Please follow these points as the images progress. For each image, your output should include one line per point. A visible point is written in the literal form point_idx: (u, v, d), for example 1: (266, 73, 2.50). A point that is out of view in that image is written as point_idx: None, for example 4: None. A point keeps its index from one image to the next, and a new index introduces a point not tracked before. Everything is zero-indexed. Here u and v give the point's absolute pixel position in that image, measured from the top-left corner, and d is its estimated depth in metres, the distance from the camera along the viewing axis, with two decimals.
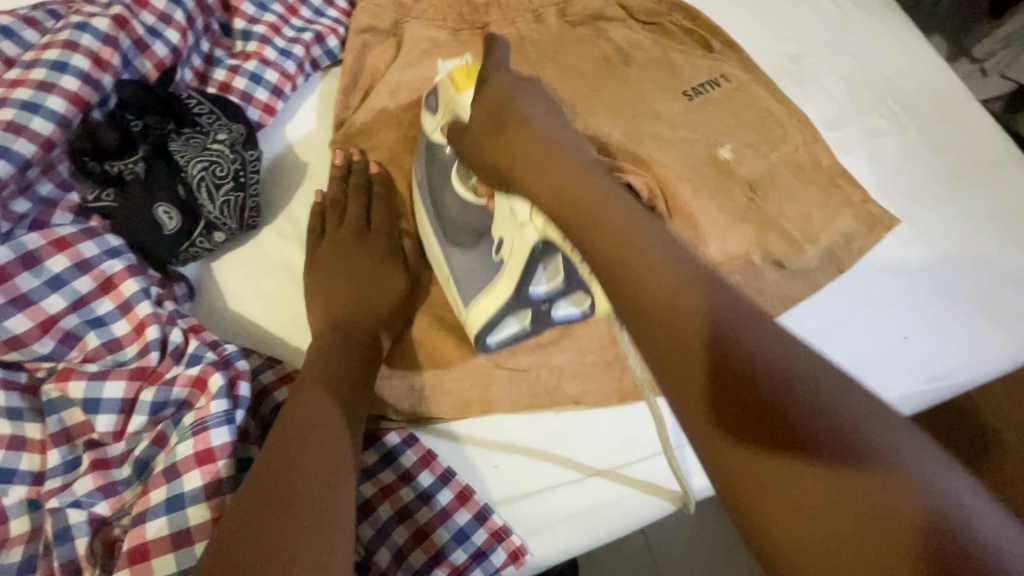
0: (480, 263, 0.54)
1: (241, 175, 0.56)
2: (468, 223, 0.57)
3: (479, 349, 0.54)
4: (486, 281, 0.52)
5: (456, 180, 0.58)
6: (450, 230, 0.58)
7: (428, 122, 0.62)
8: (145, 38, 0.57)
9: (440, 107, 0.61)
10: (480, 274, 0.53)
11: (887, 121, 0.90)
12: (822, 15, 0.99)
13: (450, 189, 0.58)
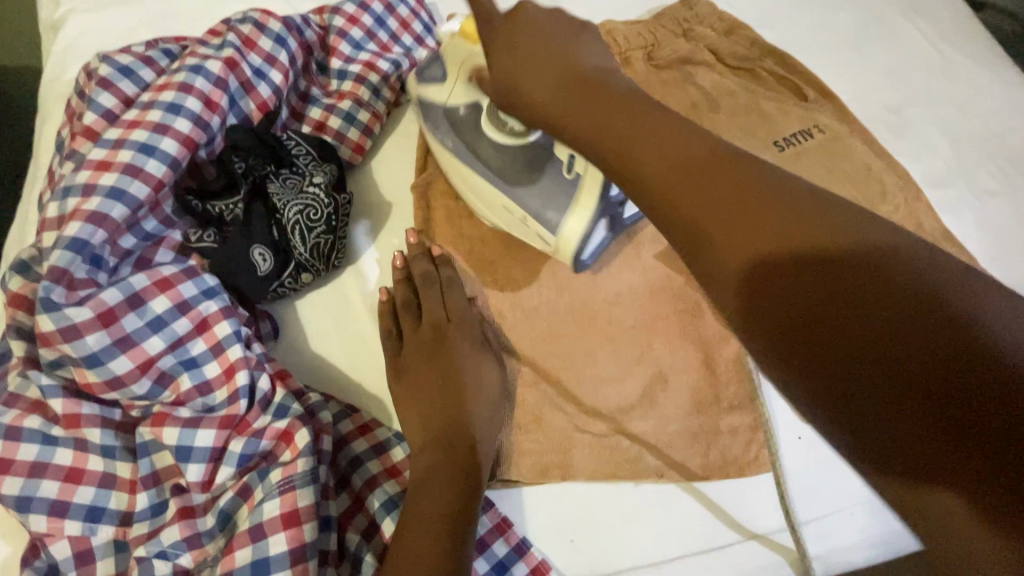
0: (545, 198, 0.53)
1: (333, 220, 0.56)
2: (517, 156, 0.56)
3: (577, 267, 0.56)
4: (567, 195, 0.52)
5: (489, 128, 0.56)
6: (507, 183, 0.56)
7: (440, 93, 0.58)
8: (251, 79, 0.58)
9: (450, 71, 0.58)
10: (555, 203, 0.53)
11: (998, 180, 0.83)
12: (922, 66, 0.93)
13: (485, 141, 0.57)
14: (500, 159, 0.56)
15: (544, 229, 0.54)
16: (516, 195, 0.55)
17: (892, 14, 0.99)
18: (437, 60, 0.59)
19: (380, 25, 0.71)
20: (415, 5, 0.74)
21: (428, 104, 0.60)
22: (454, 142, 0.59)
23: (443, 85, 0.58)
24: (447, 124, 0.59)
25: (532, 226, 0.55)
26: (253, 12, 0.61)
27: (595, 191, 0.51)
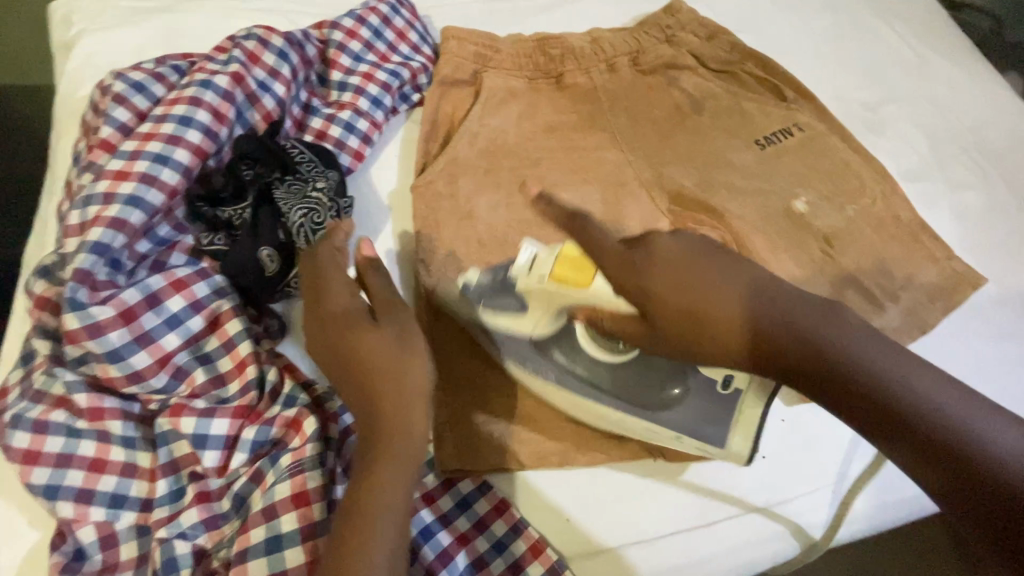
0: (700, 405, 0.55)
1: (337, 223, 0.59)
2: (639, 377, 0.56)
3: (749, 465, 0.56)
4: (724, 414, 0.54)
5: (590, 344, 0.57)
6: (643, 411, 0.56)
7: (520, 325, 0.58)
8: (256, 92, 0.62)
9: (531, 306, 0.57)
10: (708, 419, 0.54)
11: (971, 172, 0.87)
12: (898, 65, 0.97)
13: (583, 356, 0.57)
14: (601, 373, 0.57)
15: (712, 446, 0.54)
16: (664, 420, 0.55)
17: (868, 16, 1.02)
18: (506, 291, 0.58)
19: (378, 37, 0.75)
20: (410, 18, 0.78)
21: (504, 333, 0.59)
22: (558, 372, 0.58)
23: (519, 321, 0.58)
24: (554, 371, 0.58)
25: (687, 441, 0.55)
26: (256, 29, 0.65)
27: (756, 412, 0.54)
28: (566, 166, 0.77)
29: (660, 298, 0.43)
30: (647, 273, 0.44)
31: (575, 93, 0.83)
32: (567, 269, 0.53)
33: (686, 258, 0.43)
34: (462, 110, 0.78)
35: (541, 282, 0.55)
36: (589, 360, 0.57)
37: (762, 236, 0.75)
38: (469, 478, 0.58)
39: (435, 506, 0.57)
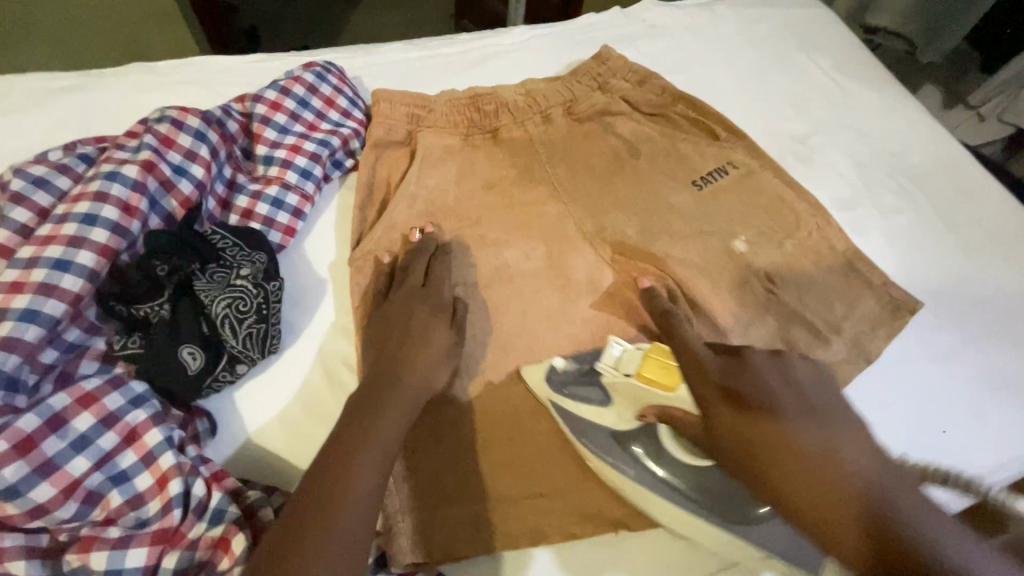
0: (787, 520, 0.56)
1: (265, 310, 0.56)
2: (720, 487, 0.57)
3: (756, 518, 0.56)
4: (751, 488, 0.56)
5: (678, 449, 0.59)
6: (734, 516, 0.56)
7: (598, 415, 0.62)
8: (172, 178, 0.59)
9: (617, 399, 0.62)
10: (779, 545, 0.55)
11: (897, 197, 0.90)
12: (821, 96, 1.02)
13: (670, 463, 0.59)
14: (670, 491, 0.58)
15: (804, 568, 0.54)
16: (753, 536, 0.55)
17: (790, 50, 1.07)
18: (585, 393, 0.63)
19: (304, 106, 0.73)
20: (337, 84, 0.77)
21: (588, 421, 0.62)
22: (638, 469, 0.59)
23: (597, 411, 0.62)
24: (625, 456, 0.60)
25: (775, 559, 0.56)
26: (170, 110, 0.63)
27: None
28: (508, 222, 0.76)
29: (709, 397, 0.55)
30: (711, 372, 0.57)
31: (512, 145, 0.82)
32: (652, 367, 0.60)
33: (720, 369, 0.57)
34: (397, 172, 0.76)
35: (630, 379, 0.61)
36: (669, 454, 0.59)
37: (706, 281, 0.75)
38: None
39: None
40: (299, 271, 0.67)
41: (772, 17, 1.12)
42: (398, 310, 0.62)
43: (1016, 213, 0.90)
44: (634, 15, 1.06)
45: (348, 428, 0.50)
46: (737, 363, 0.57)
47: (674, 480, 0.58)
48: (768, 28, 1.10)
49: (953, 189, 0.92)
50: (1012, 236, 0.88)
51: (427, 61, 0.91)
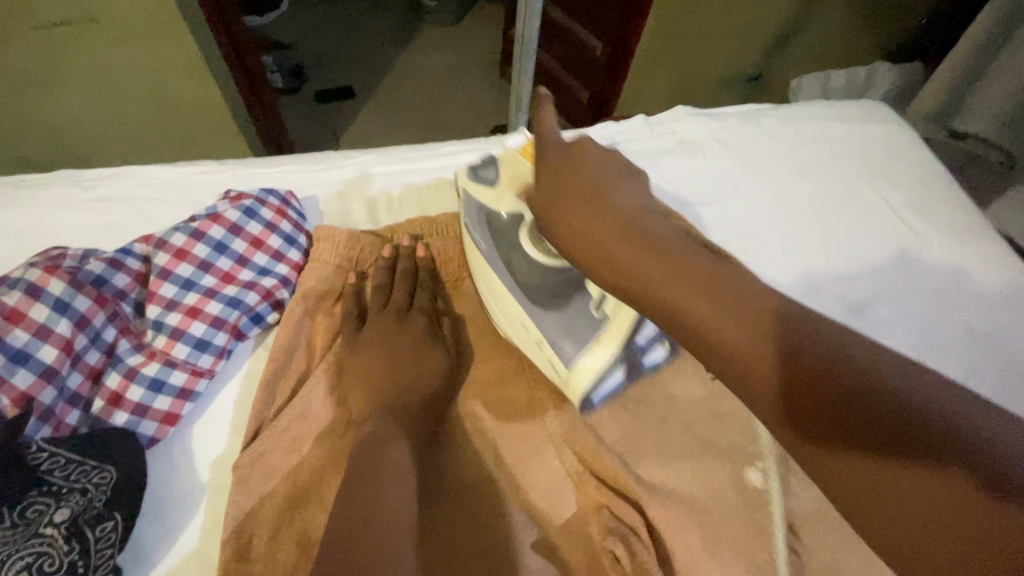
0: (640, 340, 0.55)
1: (80, 570, 0.43)
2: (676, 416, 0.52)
3: (585, 409, 0.56)
4: (589, 338, 0.55)
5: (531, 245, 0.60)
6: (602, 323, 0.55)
7: (490, 194, 0.63)
8: (5, 369, 0.47)
9: (504, 181, 0.63)
10: (573, 335, 0.55)
11: (984, 405, 0.69)
12: (890, 246, 0.81)
13: (521, 256, 0.60)
14: (541, 278, 0.59)
15: (558, 358, 0.55)
16: (571, 324, 0.56)
17: (851, 180, 0.87)
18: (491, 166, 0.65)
19: (219, 250, 0.60)
20: (272, 218, 0.63)
21: (474, 198, 0.64)
22: (491, 245, 0.61)
23: (489, 192, 0.64)
24: (491, 236, 0.62)
25: (543, 352, 0.57)
26: (31, 271, 0.51)
27: (614, 343, 0.53)
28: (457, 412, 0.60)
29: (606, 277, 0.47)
30: (580, 177, 0.53)
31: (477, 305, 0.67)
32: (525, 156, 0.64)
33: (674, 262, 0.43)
34: (329, 330, 0.62)
35: (517, 159, 0.64)
36: (523, 261, 0.60)
37: (706, 531, 0.55)
38: None
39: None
40: (171, 474, 0.53)
41: (832, 136, 0.93)
42: (385, 333, 0.61)
43: None
44: (658, 126, 0.90)
45: (386, 391, 0.57)
46: (606, 172, 0.55)
47: (516, 270, 0.60)
48: (825, 150, 0.90)
49: None
50: None
51: (397, 178, 0.77)
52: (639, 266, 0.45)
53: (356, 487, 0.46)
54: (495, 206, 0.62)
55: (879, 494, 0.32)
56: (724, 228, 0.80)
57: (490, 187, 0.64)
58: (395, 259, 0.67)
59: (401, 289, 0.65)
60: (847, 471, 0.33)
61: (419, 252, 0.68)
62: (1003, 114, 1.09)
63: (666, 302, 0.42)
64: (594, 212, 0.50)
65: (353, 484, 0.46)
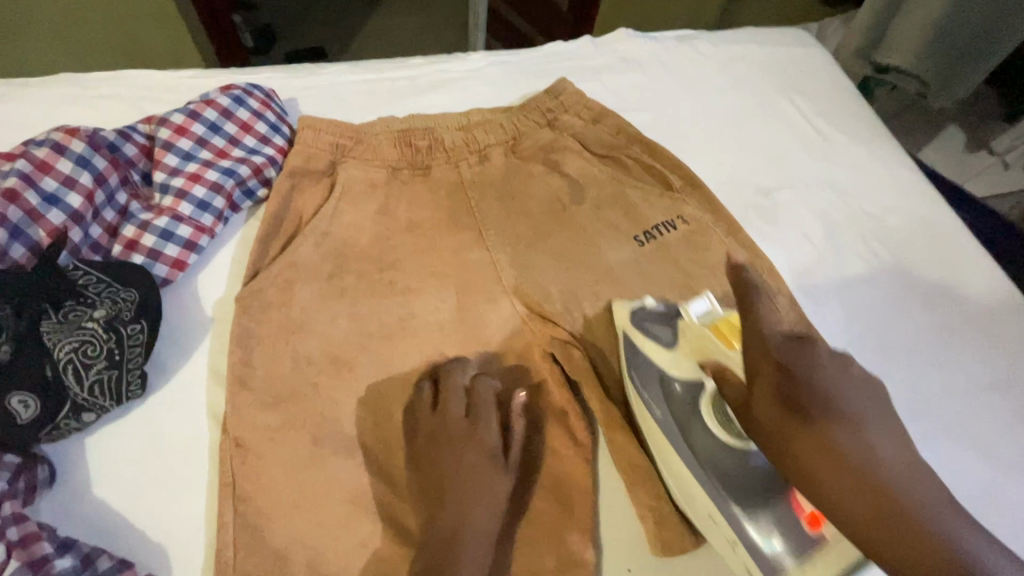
0: (772, 528, 0.50)
1: (115, 355, 0.54)
2: (738, 473, 0.52)
3: None
4: (797, 556, 0.47)
5: (714, 424, 0.56)
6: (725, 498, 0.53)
7: (659, 358, 0.61)
8: (40, 207, 0.57)
9: (681, 345, 0.60)
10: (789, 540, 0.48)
11: (866, 264, 0.83)
12: (800, 145, 0.93)
13: (696, 424, 0.57)
14: (724, 457, 0.54)
15: (757, 567, 0.50)
16: (727, 514, 0.52)
17: (771, 93, 0.99)
18: (660, 322, 0.62)
19: (214, 132, 0.69)
20: (258, 107, 0.72)
21: (642, 354, 0.62)
22: (665, 415, 0.59)
23: (657, 352, 0.61)
24: (665, 404, 0.60)
25: (739, 554, 0.52)
26: (54, 133, 0.60)
27: (836, 570, 0.46)
28: (423, 267, 0.70)
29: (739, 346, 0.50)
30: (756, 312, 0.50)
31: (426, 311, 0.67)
32: (727, 333, 0.57)
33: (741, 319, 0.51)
34: (313, 203, 0.71)
35: (704, 330, 0.58)
36: (704, 434, 0.56)
37: None
38: None
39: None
40: (183, 308, 0.64)
41: (756, 55, 1.04)
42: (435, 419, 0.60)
43: (997, 294, 0.82)
44: (603, 46, 1.00)
45: (425, 476, 0.58)
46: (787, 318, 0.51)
47: (699, 451, 0.56)
48: (749, 68, 1.02)
49: (931, 259, 0.84)
50: (1009, 316, 0.81)
51: (367, 86, 0.87)
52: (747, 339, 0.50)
53: None
54: (674, 373, 0.59)
55: (874, 492, 0.40)
56: (658, 132, 0.92)
57: (668, 350, 0.60)
58: (378, 139, 0.76)
59: (379, 171, 0.75)
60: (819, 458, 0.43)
61: (427, 282, 0.69)
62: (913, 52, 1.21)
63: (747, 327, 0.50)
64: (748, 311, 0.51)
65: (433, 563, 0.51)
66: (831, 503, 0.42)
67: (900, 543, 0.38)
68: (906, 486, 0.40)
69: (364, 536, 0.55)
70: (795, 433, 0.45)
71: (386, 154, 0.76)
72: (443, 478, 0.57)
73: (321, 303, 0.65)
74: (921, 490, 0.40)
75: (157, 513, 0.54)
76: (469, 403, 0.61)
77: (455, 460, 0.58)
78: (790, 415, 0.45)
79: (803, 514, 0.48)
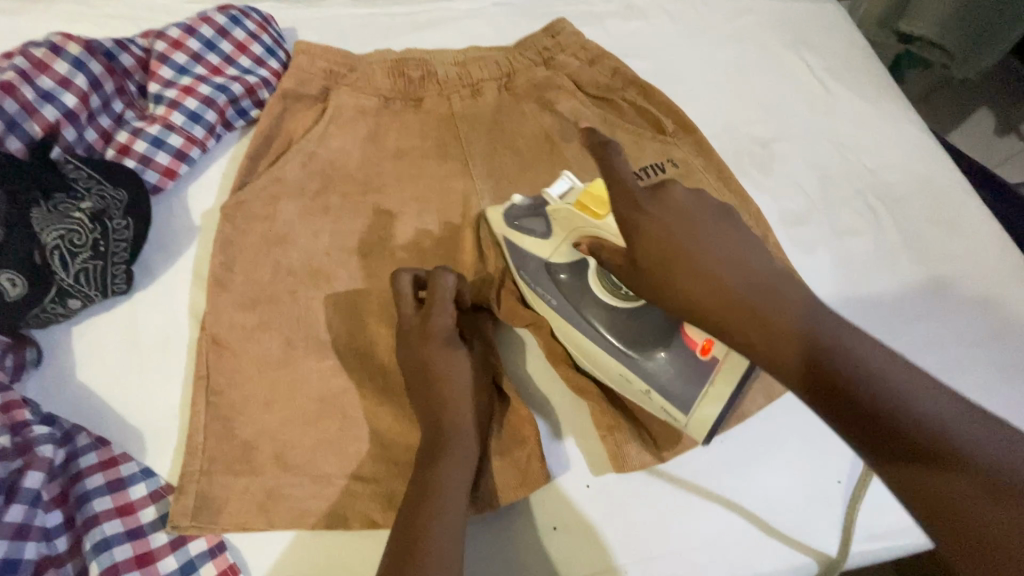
0: (671, 370, 0.55)
1: (100, 245, 0.57)
2: (630, 325, 0.57)
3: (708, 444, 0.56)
4: (700, 382, 0.53)
5: (600, 290, 0.59)
6: (626, 358, 0.57)
7: (541, 249, 0.61)
8: (35, 102, 0.59)
9: (555, 231, 0.60)
10: (685, 378, 0.54)
11: (861, 219, 0.81)
12: (805, 100, 0.91)
13: (588, 300, 0.59)
14: (618, 318, 0.58)
15: (673, 405, 0.55)
16: (636, 367, 0.56)
17: (779, 47, 0.96)
18: (537, 215, 0.62)
19: (209, 50, 0.70)
20: (254, 30, 0.73)
21: (524, 252, 0.62)
22: (560, 302, 0.60)
23: (539, 246, 0.61)
24: (557, 291, 0.61)
25: (655, 400, 0.56)
26: (54, 36, 0.62)
27: (729, 388, 0.52)
28: (407, 192, 0.71)
29: (645, 240, 0.48)
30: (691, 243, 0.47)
31: (401, 237, 0.68)
32: (587, 199, 0.56)
33: (682, 255, 0.47)
34: (303, 126, 0.71)
35: (566, 205, 0.58)
36: (594, 304, 0.59)
37: None
38: (202, 538, 0.52)
39: (153, 568, 0.50)
40: (171, 216, 0.66)
41: (768, 10, 1.01)
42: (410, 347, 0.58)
43: (998, 259, 0.80)
44: None
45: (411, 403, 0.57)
46: (713, 229, 0.48)
47: (596, 320, 0.59)
48: (758, 21, 0.99)
49: (930, 216, 0.82)
50: (1007, 279, 0.79)
51: (366, 22, 0.87)
52: (714, 292, 0.46)
53: (413, 519, 0.48)
54: (552, 259, 0.61)
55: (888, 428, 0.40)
56: (658, 81, 0.90)
57: (546, 238, 0.61)
58: (369, 67, 0.74)
59: (369, 98, 0.74)
60: (837, 407, 0.42)
61: (409, 207, 0.70)
62: (936, 15, 1.11)
63: (700, 277, 0.46)
64: (667, 236, 0.47)
65: (416, 490, 0.50)
66: (878, 447, 0.41)
67: (942, 475, 0.39)
68: (919, 412, 0.40)
69: (328, 434, 0.56)
70: (828, 386, 0.43)
71: (377, 80, 0.74)
72: (420, 410, 0.55)
73: (302, 220, 0.66)
74: (950, 419, 0.40)
75: (132, 400, 0.56)
76: (440, 328, 0.58)
77: (427, 385, 0.56)
78: (823, 371, 0.43)
79: (697, 347, 0.53)
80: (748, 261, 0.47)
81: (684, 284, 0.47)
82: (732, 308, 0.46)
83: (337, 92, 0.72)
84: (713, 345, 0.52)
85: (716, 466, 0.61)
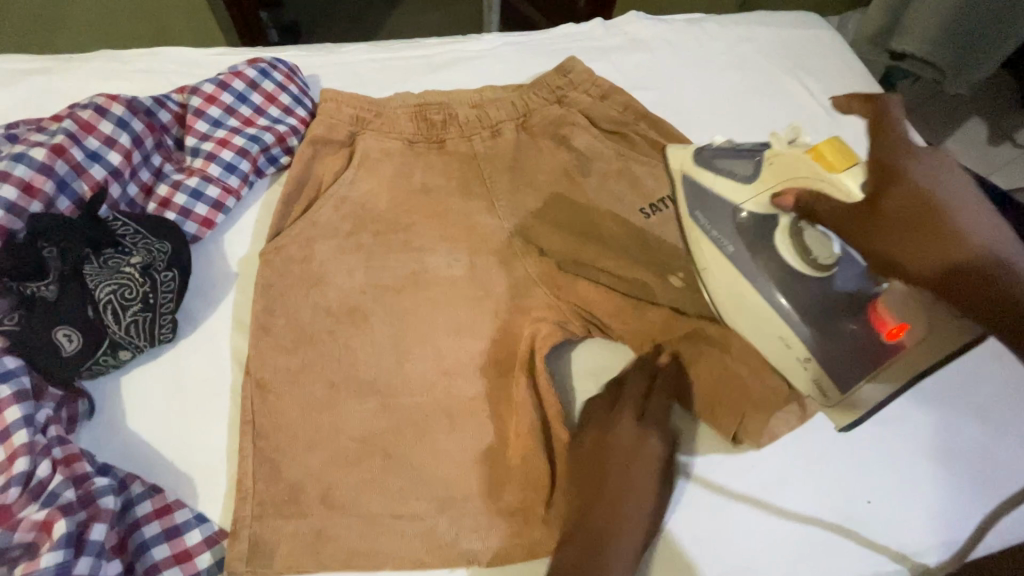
0: (834, 340, 0.53)
1: (150, 296, 0.58)
2: (807, 295, 0.55)
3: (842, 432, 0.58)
4: (875, 354, 0.51)
5: (789, 252, 0.56)
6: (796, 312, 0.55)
7: (735, 194, 0.59)
8: (83, 162, 0.62)
9: (762, 177, 0.57)
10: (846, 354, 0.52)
11: None
12: (808, 125, 0.94)
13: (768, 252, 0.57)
14: (802, 288, 0.55)
15: (830, 383, 0.54)
16: (802, 334, 0.55)
17: (780, 74, 1.00)
18: (732, 158, 0.61)
19: (241, 102, 0.73)
20: (282, 81, 0.75)
21: (715, 192, 0.61)
22: (738, 246, 0.59)
23: (733, 189, 0.60)
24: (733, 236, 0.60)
25: (813, 370, 0.55)
26: (97, 98, 0.66)
27: (902, 375, 0.50)
28: (434, 232, 0.73)
29: (894, 204, 0.44)
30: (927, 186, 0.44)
31: (430, 276, 0.70)
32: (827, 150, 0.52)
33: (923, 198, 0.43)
34: (331, 171, 0.73)
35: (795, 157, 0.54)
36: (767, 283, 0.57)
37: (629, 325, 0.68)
38: None
39: None
40: (209, 263, 0.68)
41: (764, 38, 1.05)
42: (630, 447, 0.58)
43: None
44: (614, 28, 1.02)
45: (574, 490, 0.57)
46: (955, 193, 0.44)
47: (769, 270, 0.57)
48: (757, 50, 1.03)
49: None
50: None
51: (384, 65, 0.90)
52: (902, 214, 0.44)
53: None
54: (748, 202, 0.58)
55: None
56: (666, 112, 0.93)
57: (749, 187, 0.59)
58: (393, 111, 0.77)
59: (394, 141, 0.76)
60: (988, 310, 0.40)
61: (438, 246, 0.72)
62: (934, 29, 1.13)
63: (909, 208, 0.44)
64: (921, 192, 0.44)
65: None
66: None
67: None
68: None
69: (373, 473, 0.58)
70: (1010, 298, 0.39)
71: (401, 123, 0.77)
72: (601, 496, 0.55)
73: (336, 262, 0.68)
74: None
75: (180, 448, 0.58)
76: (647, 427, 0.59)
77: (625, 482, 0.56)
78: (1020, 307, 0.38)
79: (884, 328, 0.50)
80: (963, 203, 0.43)
81: (896, 217, 0.44)
82: (928, 227, 0.42)
83: (364, 136, 0.75)
84: (905, 330, 0.48)
85: (752, 490, 0.62)
